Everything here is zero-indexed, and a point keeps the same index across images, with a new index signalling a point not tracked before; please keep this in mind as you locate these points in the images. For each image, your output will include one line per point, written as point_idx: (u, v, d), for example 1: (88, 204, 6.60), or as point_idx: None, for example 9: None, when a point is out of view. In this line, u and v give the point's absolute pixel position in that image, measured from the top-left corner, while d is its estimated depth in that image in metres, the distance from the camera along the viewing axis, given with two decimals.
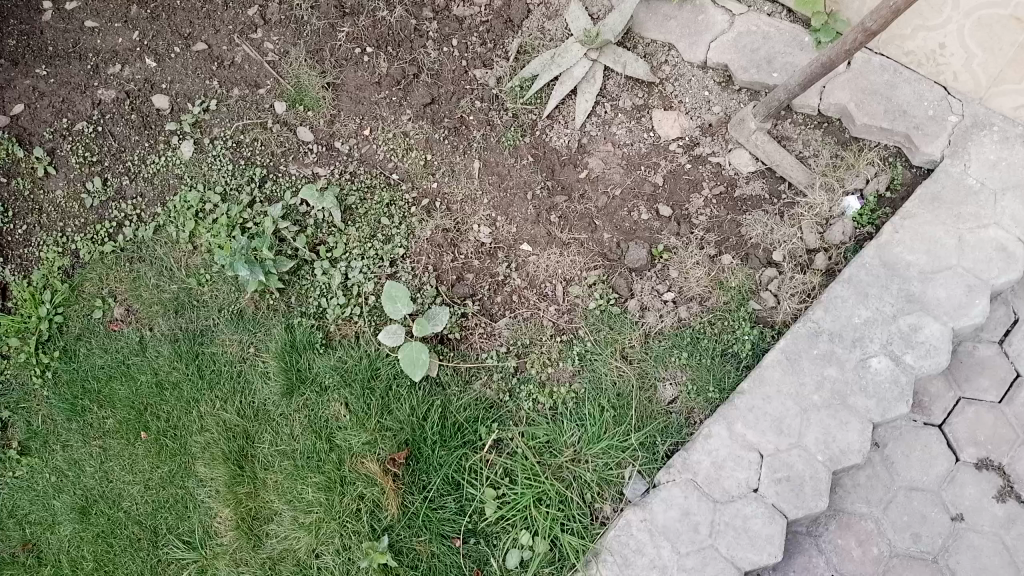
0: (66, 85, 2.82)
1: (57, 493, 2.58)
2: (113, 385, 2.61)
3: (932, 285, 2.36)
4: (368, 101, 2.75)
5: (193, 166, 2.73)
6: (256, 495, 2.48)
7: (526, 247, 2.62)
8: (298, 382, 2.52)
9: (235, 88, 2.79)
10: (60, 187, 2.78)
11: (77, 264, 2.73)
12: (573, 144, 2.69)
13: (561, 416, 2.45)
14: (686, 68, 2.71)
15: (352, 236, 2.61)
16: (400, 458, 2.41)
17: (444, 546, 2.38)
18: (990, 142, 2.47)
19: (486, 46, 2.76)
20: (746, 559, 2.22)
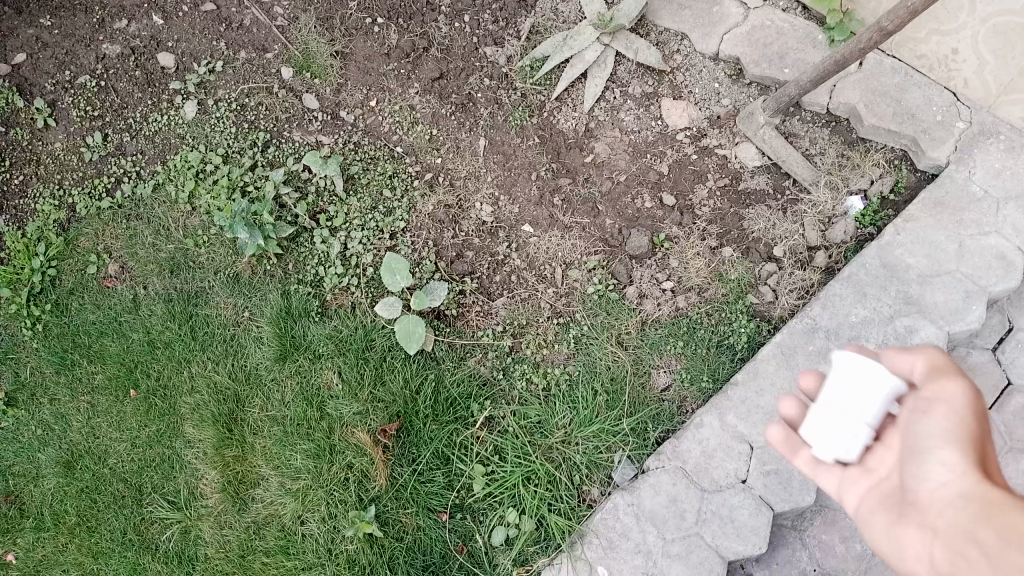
0: (70, 37, 2.77)
1: (42, 446, 2.56)
2: (105, 341, 2.59)
3: (930, 288, 2.37)
4: (376, 72, 2.72)
5: (196, 126, 2.70)
6: (244, 459, 2.47)
7: (528, 228, 2.61)
8: (292, 349, 2.51)
9: (242, 50, 2.76)
10: (60, 140, 2.74)
11: (73, 218, 2.70)
12: (580, 128, 2.67)
13: (554, 398, 2.46)
14: (698, 59, 2.70)
15: (353, 206, 2.60)
16: (391, 429, 2.40)
17: (430, 520, 2.39)
18: (996, 150, 2.48)
19: (499, 24, 2.74)
20: (731, 549, 2.24)
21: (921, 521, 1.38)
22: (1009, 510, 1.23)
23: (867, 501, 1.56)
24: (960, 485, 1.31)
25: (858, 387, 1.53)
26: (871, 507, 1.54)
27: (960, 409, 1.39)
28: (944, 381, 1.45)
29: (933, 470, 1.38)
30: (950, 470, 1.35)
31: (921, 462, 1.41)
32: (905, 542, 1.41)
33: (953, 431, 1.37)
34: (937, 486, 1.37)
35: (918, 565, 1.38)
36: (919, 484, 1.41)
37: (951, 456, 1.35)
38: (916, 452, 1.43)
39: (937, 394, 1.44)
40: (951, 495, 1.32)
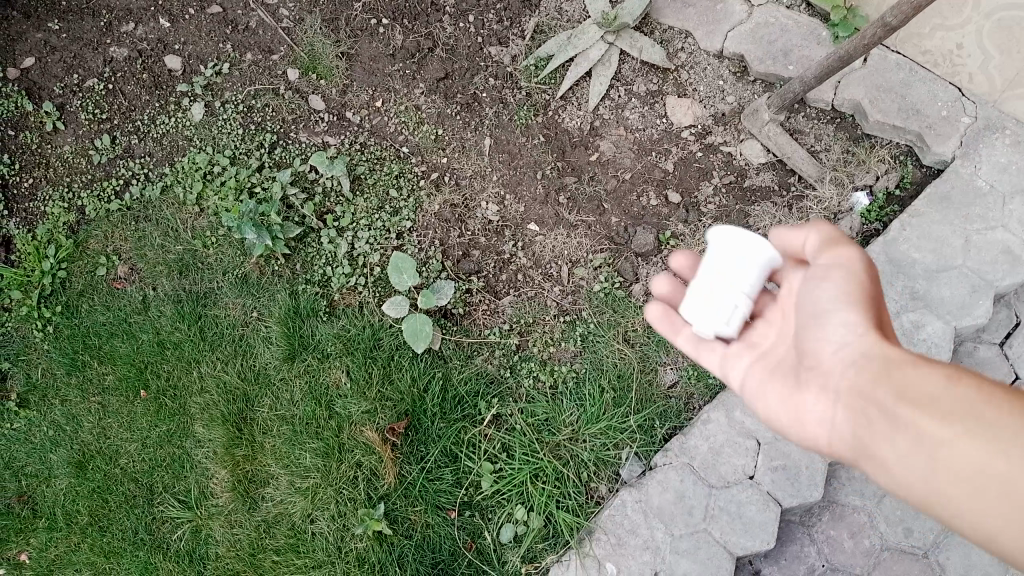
0: (78, 41, 2.80)
1: (54, 446, 2.58)
2: (114, 342, 2.61)
3: (936, 283, 2.38)
4: (382, 73, 2.74)
5: (203, 128, 2.72)
6: (254, 458, 2.49)
7: (534, 227, 2.62)
8: (300, 349, 2.52)
9: (248, 52, 2.77)
10: (69, 143, 2.77)
11: (82, 221, 2.72)
12: (586, 127, 2.68)
13: (561, 395, 2.47)
14: (702, 57, 2.71)
15: (360, 206, 2.61)
16: (399, 427, 2.42)
17: (440, 517, 2.40)
18: (1002, 145, 2.48)
19: (503, 23, 2.76)
20: (739, 544, 2.25)
21: (818, 385, 1.44)
22: (910, 370, 1.32)
23: (753, 371, 1.64)
24: (860, 348, 1.37)
25: (727, 263, 1.56)
26: (759, 376, 1.62)
27: (852, 273, 1.43)
28: (840, 248, 1.48)
29: (830, 334, 1.43)
30: (850, 332, 1.39)
31: (817, 329, 1.47)
32: (801, 405, 1.48)
33: (846, 295, 1.41)
34: (833, 350, 1.42)
35: (816, 429, 1.44)
36: (814, 348, 1.47)
37: (852, 320, 1.39)
38: (813, 318, 1.48)
39: (833, 261, 1.47)
40: (849, 357, 1.39)
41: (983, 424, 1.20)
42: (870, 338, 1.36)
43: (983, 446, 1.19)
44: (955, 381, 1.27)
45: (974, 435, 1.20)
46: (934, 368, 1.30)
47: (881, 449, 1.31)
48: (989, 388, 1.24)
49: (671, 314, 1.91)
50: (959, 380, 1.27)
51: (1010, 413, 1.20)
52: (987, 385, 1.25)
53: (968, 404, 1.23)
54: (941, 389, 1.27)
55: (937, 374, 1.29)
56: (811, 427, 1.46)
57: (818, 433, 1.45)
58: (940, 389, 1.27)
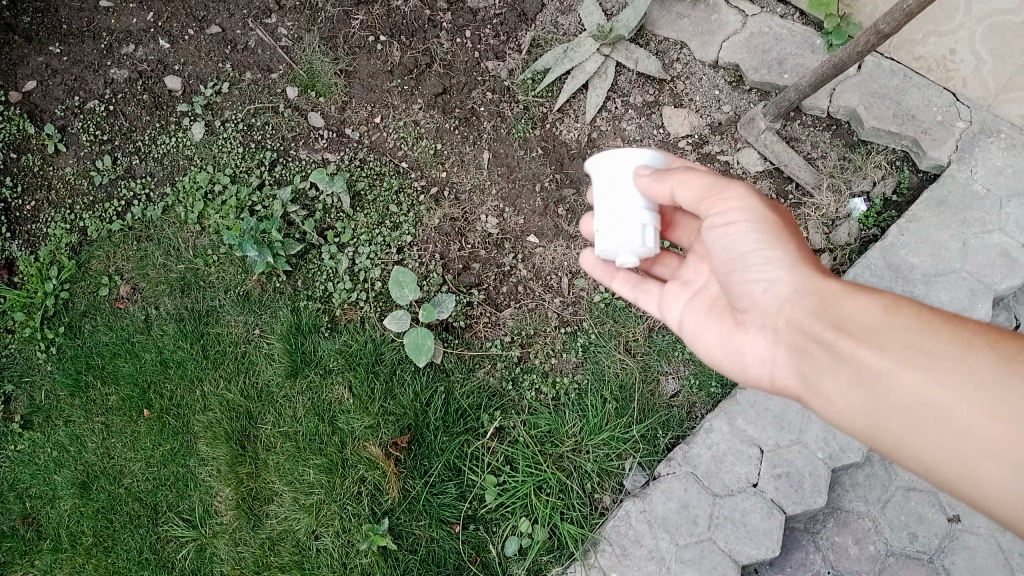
0: (79, 64, 2.83)
1: (58, 467, 2.59)
2: (118, 361, 2.62)
3: (935, 287, 2.39)
4: (380, 89, 2.76)
5: (203, 147, 2.74)
6: (257, 476, 2.49)
7: (533, 239, 2.63)
8: (302, 365, 2.53)
9: (248, 71, 2.80)
10: (70, 164, 2.79)
11: (84, 241, 2.74)
12: (583, 139, 2.70)
13: (564, 407, 2.47)
14: (698, 67, 2.72)
15: (360, 222, 2.62)
16: (402, 442, 2.42)
17: (444, 532, 2.40)
18: (997, 148, 2.49)
19: (500, 38, 2.78)
20: (744, 553, 2.25)
21: (758, 325, 1.61)
22: (842, 303, 1.47)
23: (694, 311, 1.82)
24: (790, 288, 1.52)
25: (613, 197, 1.63)
26: (702, 314, 1.79)
27: (753, 214, 1.55)
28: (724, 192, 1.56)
29: (757, 279, 1.56)
30: (778, 271, 1.53)
31: (739, 272, 1.59)
32: (747, 344, 1.64)
33: (763, 233, 1.54)
34: (763, 292, 1.56)
35: (764, 365, 1.62)
36: (742, 292, 1.60)
37: (777, 263, 1.53)
38: (731, 263, 1.60)
39: (729, 207, 1.56)
40: (782, 298, 1.53)
41: (911, 348, 1.37)
42: (800, 278, 1.51)
43: (911, 371, 1.35)
44: (886, 310, 1.43)
45: (905, 360, 1.36)
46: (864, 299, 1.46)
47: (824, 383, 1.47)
48: (913, 314, 1.42)
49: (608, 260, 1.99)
50: (890, 310, 1.43)
51: (933, 335, 1.38)
52: (912, 311, 1.42)
53: (897, 331, 1.40)
54: (873, 319, 1.43)
55: (868, 304, 1.45)
56: (756, 365, 1.64)
57: (764, 370, 1.63)
58: (874, 320, 1.43)
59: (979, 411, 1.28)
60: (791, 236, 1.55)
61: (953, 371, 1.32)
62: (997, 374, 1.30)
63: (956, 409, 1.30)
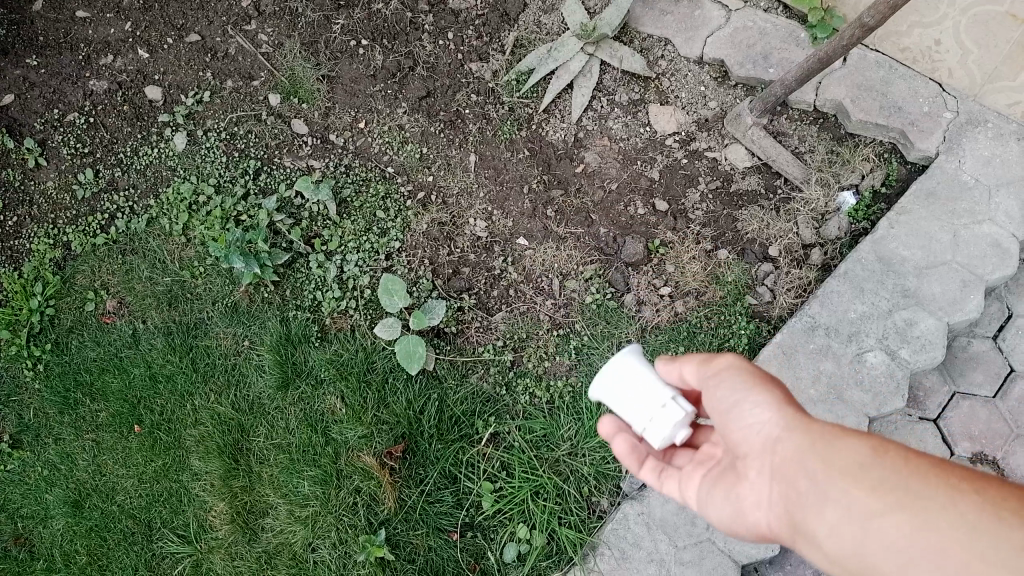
0: (57, 76, 2.78)
1: (49, 486, 2.55)
2: (106, 377, 2.59)
3: (927, 280, 2.38)
4: (363, 94, 2.73)
5: (186, 158, 2.71)
6: (251, 489, 2.46)
7: (523, 242, 2.61)
8: (293, 376, 2.51)
9: (229, 80, 2.77)
10: (51, 179, 2.75)
11: (69, 256, 2.70)
12: (570, 138, 2.68)
13: (558, 411, 2.46)
14: (683, 63, 2.71)
15: (348, 228, 2.60)
16: (397, 451, 2.40)
17: (441, 540, 2.39)
18: (985, 138, 2.49)
19: (482, 39, 2.75)
20: (743, 552, 2.24)
21: (756, 469, 1.41)
22: (832, 447, 1.32)
23: (703, 482, 1.57)
24: (778, 427, 1.37)
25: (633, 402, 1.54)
26: (705, 483, 1.56)
27: (742, 369, 1.49)
28: (716, 359, 1.53)
29: (747, 420, 1.42)
30: (767, 412, 1.40)
31: (731, 419, 1.45)
32: (741, 494, 1.44)
33: (748, 382, 1.45)
34: (752, 436, 1.41)
35: (756, 511, 1.42)
36: (736, 441, 1.45)
37: (765, 405, 1.41)
38: (724, 413, 1.47)
39: (721, 367, 1.51)
40: (770, 441, 1.37)
41: (901, 491, 1.20)
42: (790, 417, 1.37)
43: (904, 517, 1.17)
44: (875, 453, 1.27)
45: (896, 505, 1.19)
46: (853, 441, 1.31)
47: (814, 526, 1.28)
48: (903, 459, 1.25)
49: (638, 446, 1.70)
50: (879, 451, 1.27)
51: (922, 477, 1.21)
52: (903, 454, 1.26)
53: (886, 472, 1.23)
54: (863, 459, 1.27)
55: (856, 446, 1.29)
56: (757, 509, 1.42)
57: (765, 514, 1.41)
58: (864, 460, 1.27)
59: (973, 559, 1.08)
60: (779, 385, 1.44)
61: (939, 515, 1.15)
62: (987, 520, 1.12)
63: (953, 558, 1.10)
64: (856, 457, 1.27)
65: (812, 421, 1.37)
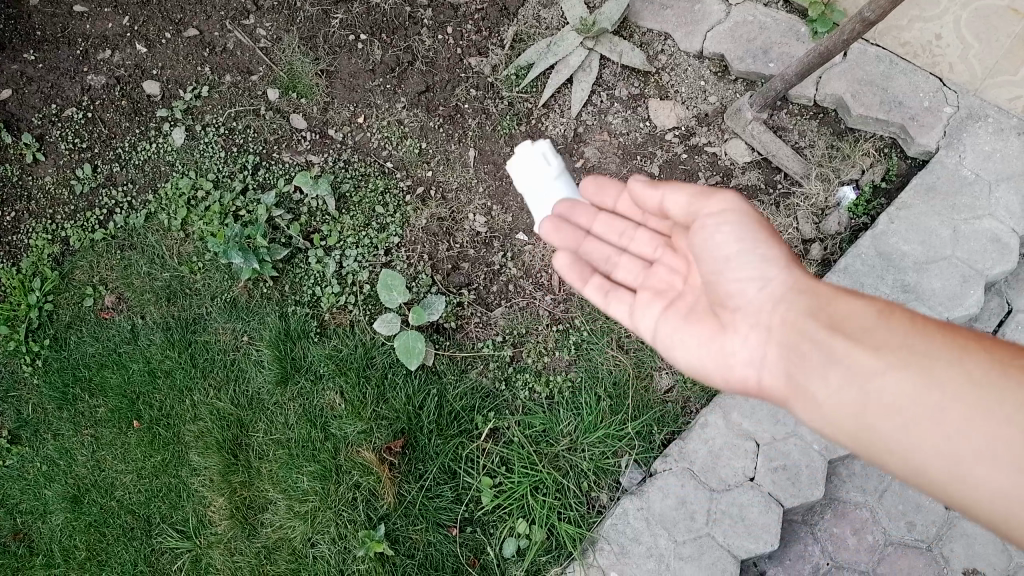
0: (54, 71, 2.77)
1: (48, 482, 2.55)
2: (105, 372, 2.58)
3: (927, 275, 2.38)
4: (362, 88, 2.72)
5: (185, 153, 2.70)
6: (250, 484, 2.46)
7: (522, 237, 2.60)
8: (292, 371, 2.50)
9: (227, 74, 2.76)
10: (49, 174, 2.74)
11: (67, 252, 2.69)
12: (569, 133, 2.67)
13: (558, 406, 2.46)
14: (683, 58, 2.70)
15: (346, 224, 2.59)
16: (396, 447, 2.41)
17: (441, 535, 2.38)
18: (985, 133, 2.48)
19: (481, 34, 2.74)
20: (743, 547, 2.24)
21: (749, 322, 1.58)
22: (831, 304, 1.52)
23: (677, 314, 1.76)
24: (780, 286, 1.56)
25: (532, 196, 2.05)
26: (677, 322, 1.75)
27: (745, 216, 1.59)
28: (717, 196, 1.63)
29: (747, 273, 1.58)
30: (766, 268, 1.57)
31: (727, 271, 1.60)
32: (728, 346, 1.61)
33: (751, 235, 1.58)
34: (750, 290, 1.59)
35: (745, 365, 1.59)
36: (729, 292, 1.61)
37: (770, 259, 1.57)
38: (720, 263, 1.61)
39: (718, 208, 1.62)
40: (772, 298, 1.56)
41: (903, 351, 1.39)
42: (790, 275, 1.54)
43: (905, 373, 1.36)
44: (880, 315, 1.46)
45: (898, 364, 1.38)
46: (853, 303, 1.50)
47: (812, 383, 1.46)
48: (904, 320, 1.44)
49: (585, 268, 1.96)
50: (884, 314, 1.46)
51: (924, 338, 1.40)
52: (905, 316, 1.45)
53: (892, 334, 1.42)
54: (867, 321, 1.46)
55: (855, 304, 1.50)
56: (745, 364, 1.59)
57: (752, 368, 1.58)
58: (868, 322, 1.46)
59: (968, 416, 1.29)
60: (778, 241, 1.59)
61: (942, 374, 1.34)
62: (988, 376, 1.32)
63: (951, 416, 1.30)
64: (857, 317, 1.48)
65: (809, 278, 1.57)
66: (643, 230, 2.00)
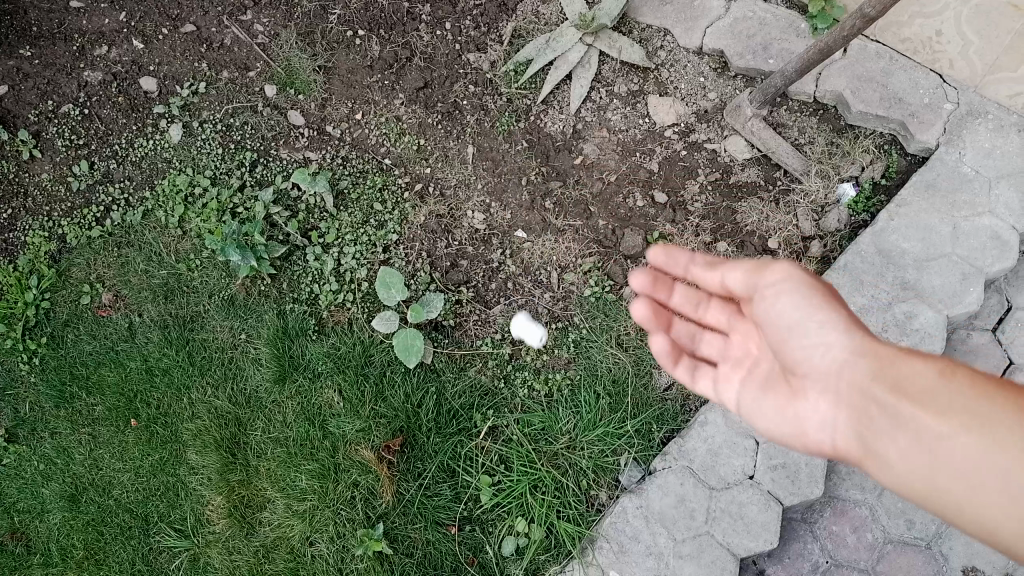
0: (51, 67, 2.75)
1: (46, 481, 2.54)
2: (103, 371, 2.57)
3: (926, 272, 2.37)
4: (360, 84, 2.71)
5: (182, 149, 2.69)
6: (249, 483, 2.46)
7: (521, 234, 2.59)
8: (291, 369, 2.50)
9: (225, 70, 2.74)
10: (46, 170, 2.72)
11: (64, 249, 2.68)
12: (568, 130, 2.66)
13: (557, 404, 2.45)
14: (682, 54, 2.69)
15: (344, 221, 2.58)
16: (394, 445, 2.40)
17: (439, 533, 2.38)
18: (985, 130, 2.48)
19: (480, 30, 2.73)
20: (742, 546, 2.24)
21: (817, 389, 1.48)
22: (897, 366, 1.41)
23: (749, 385, 1.66)
24: (846, 349, 1.44)
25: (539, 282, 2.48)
26: (752, 387, 1.65)
27: (801, 281, 1.49)
28: (772, 267, 1.54)
29: (810, 341, 1.47)
30: (829, 334, 1.45)
31: (791, 338, 1.50)
32: (798, 413, 1.51)
33: (809, 300, 1.47)
34: (815, 357, 1.47)
35: (817, 435, 1.49)
36: (795, 360, 1.51)
37: (831, 324, 1.44)
38: (784, 332, 1.51)
39: (777, 281, 1.51)
40: (838, 364, 1.45)
41: (975, 417, 1.30)
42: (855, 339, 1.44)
43: (977, 439, 1.28)
44: (942, 374, 1.37)
45: (971, 431, 1.29)
46: (918, 362, 1.40)
47: (885, 449, 1.38)
48: (971, 378, 1.35)
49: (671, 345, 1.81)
50: (948, 372, 1.37)
51: (994, 399, 1.31)
52: (968, 373, 1.36)
53: (958, 397, 1.33)
54: (931, 382, 1.37)
55: (917, 367, 1.39)
56: (818, 432, 1.49)
57: (824, 434, 1.48)
58: (932, 383, 1.37)
59: None
60: (838, 301, 1.48)
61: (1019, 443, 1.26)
62: None
63: None
64: (925, 381, 1.37)
65: (873, 338, 1.45)
66: (715, 300, 1.88)
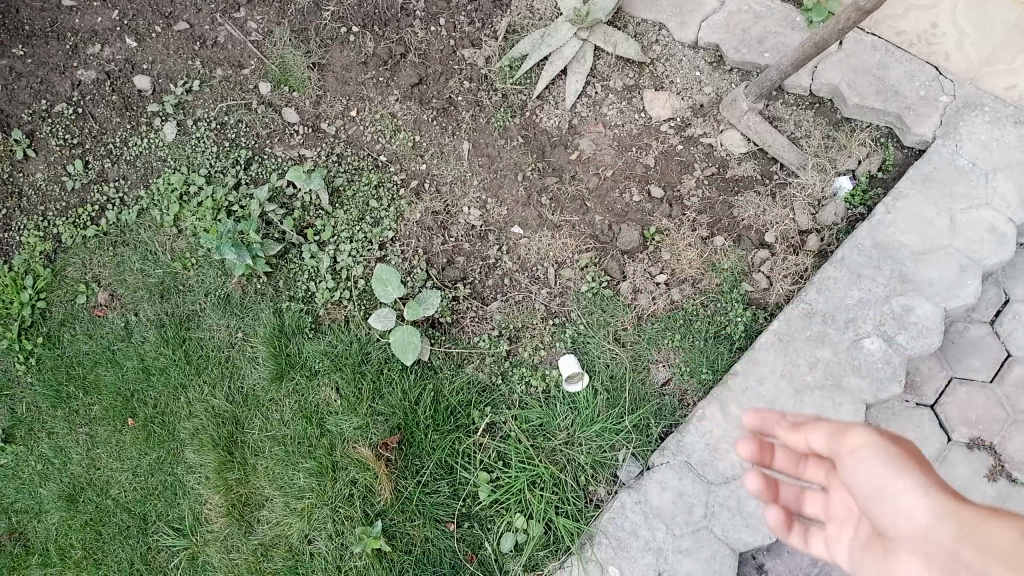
0: (44, 66, 2.74)
1: (43, 480, 2.53)
2: (99, 370, 2.57)
3: (924, 265, 2.37)
4: (355, 81, 2.70)
5: (177, 148, 2.68)
6: (247, 481, 2.46)
7: (518, 230, 2.59)
8: (288, 368, 2.49)
9: (219, 68, 2.73)
10: (40, 170, 2.71)
11: (59, 249, 2.67)
12: (564, 125, 2.65)
13: (554, 400, 2.45)
14: (678, 48, 2.68)
15: (340, 219, 2.57)
16: (393, 443, 2.40)
17: (438, 530, 2.38)
18: (982, 122, 2.47)
19: (475, 25, 2.72)
20: (741, 540, 2.24)
21: (907, 556, 1.29)
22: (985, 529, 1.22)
23: (856, 558, 1.48)
24: (926, 510, 1.26)
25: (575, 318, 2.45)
26: (858, 561, 1.46)
27: (880, 442, 1.38)
28: (851, 433, 1.42)
29: (888, 507, 1.32)
30: (908, 495, 1.29)
31: (874, 505, 1.35)
32: None
33: (886, 460, 1.34)
34: (900, 524, 1.30)
35: None
36: (884, 527, 1.34)
37: (909, 485, 1.29)
38: (868, 498, 1.36)
39: (856, 446, 1.40)
40: (920, 528, 1.27)
41: None
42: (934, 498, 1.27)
43: None
44: None
45: None
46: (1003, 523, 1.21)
47: None
48: None
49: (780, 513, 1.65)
50: None
51: None
52: None
53: None
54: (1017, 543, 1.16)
55: (1007, 529, 1.19)
56: None
57: None
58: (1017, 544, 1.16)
59: None
60: (921, 464, 1.34)
61: None
62: None
63: None
64: (1018, 544, 1.16)
65: (961, 501, 1.27)
66: None
